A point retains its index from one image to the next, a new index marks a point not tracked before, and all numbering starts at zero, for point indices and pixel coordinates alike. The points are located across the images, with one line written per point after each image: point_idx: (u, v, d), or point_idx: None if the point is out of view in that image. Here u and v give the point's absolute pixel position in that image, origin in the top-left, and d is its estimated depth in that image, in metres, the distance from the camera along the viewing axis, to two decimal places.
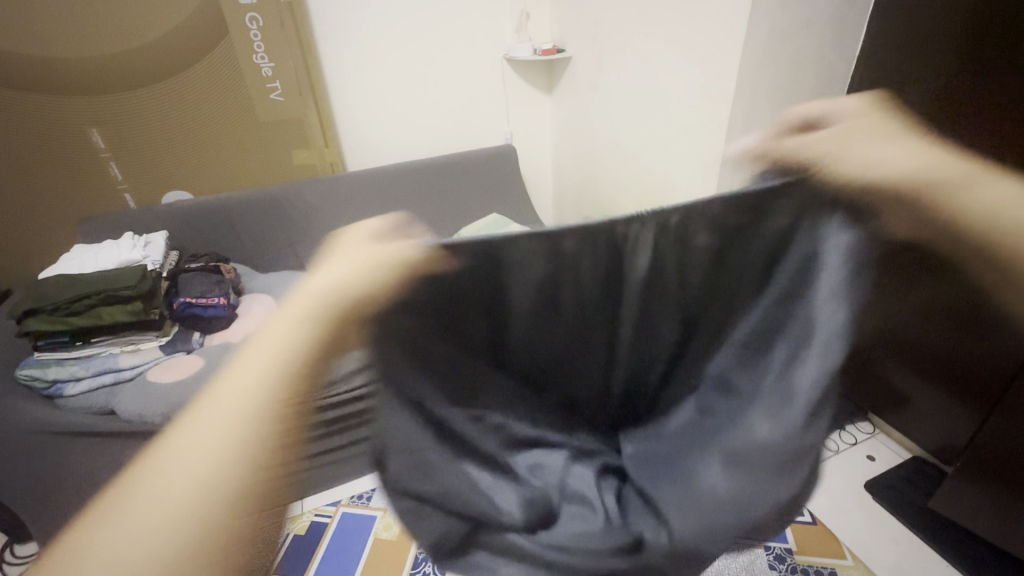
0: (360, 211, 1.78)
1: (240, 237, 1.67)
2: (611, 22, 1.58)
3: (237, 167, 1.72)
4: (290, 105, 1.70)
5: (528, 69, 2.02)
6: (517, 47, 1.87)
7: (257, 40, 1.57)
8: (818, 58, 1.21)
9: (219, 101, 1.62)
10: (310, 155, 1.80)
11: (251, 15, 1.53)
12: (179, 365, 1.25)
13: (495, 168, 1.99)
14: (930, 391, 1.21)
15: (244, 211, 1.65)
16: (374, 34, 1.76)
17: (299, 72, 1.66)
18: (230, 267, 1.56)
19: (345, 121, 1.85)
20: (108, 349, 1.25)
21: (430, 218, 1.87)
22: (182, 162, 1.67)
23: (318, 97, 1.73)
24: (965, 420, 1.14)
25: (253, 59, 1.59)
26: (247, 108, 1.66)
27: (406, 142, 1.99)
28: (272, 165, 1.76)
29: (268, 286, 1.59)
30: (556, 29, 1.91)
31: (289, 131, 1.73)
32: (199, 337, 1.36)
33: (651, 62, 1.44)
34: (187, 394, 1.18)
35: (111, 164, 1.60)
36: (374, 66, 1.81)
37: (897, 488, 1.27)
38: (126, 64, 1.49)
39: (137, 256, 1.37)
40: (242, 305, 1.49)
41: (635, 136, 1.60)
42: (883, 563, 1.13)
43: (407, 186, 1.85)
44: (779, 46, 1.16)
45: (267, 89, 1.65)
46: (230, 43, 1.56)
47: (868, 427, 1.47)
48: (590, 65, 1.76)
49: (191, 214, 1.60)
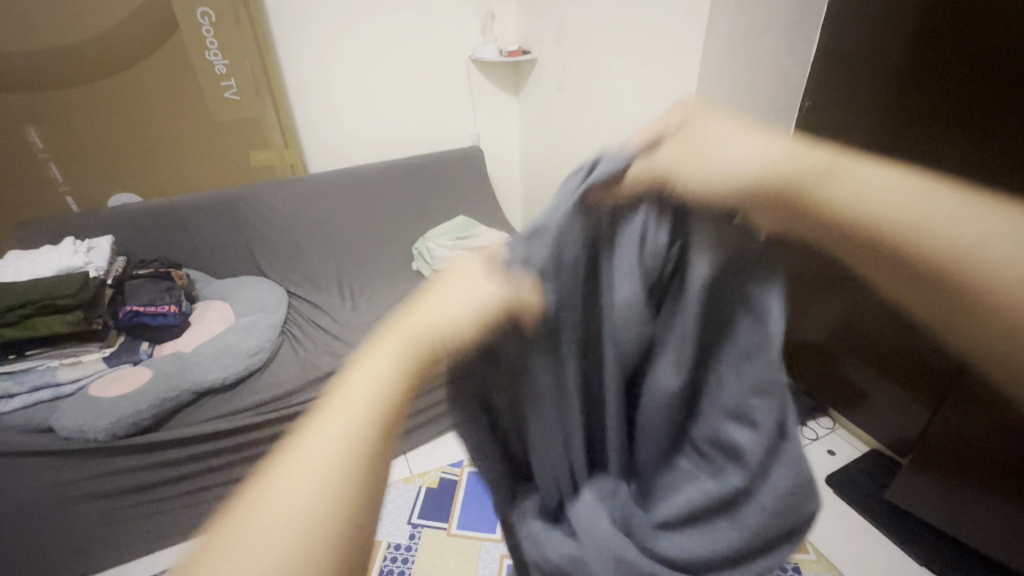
0: (322, 214, 1.73)
1: (194, 242, 1.60)
2: (575, 25, 1.59)
3: (190, 168, 1.65)
4: (246, 104, 1.63)
5: (494, 70, 2.01)
6: (483, 48, 1.85)
7: (210, 36, 1.51)
8: (775, 64, 1.24)
9: (168, 99, 1.54)
10: (269, 157, 1.73)
11: (202, 10, 1.47)
12: (125, 377, 1.18)
13: (462, 169, 1.97)
14: (885, 385, 1.24)
15: (199, 215, 1.59)
16: (335, 31, 1.71)
17: (255, 70, 1.60)
18: (182, 274, 1.49)
19: (304, 121, 1.80)
20: (45, 362, 1.18)
21: (395, 220, 1.84)
22: (129, 164, 1.58)
23: (276, 96, 1.67)
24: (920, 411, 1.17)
25: (205, 56, 1.53)
26: (199, 107, 1.59)
27: (371, 143, 1.95)
28: (228, 167, 1.69)
29: (225, 293, 1.53)
30: (521, 31, 1.90)
31: (245, 131, 1.66)
32: (148, 347, 1.29)
33: (615, 65, 1.45)
34: (134, 408, 1.11)
35: (50, 165, 1.50)
36: (336, 64, 1.76)
37: (855, 481, 1.31)
38: (67, 59, 1.40)
39: (79, 262, 1.29)
40: (196, 313, 1.43)
41: (600, 138, 1.62)
42: (845, 557, 1.16)
43: (369, 188, 1.81)
44: (738, 51, 1.18)
45: (221, 88, 1.58)
46: (180, 39, 1.49)
47: (828, 422, 1.51)
48: (555, 67, 1.76)
49: (140, 217, 1.52)
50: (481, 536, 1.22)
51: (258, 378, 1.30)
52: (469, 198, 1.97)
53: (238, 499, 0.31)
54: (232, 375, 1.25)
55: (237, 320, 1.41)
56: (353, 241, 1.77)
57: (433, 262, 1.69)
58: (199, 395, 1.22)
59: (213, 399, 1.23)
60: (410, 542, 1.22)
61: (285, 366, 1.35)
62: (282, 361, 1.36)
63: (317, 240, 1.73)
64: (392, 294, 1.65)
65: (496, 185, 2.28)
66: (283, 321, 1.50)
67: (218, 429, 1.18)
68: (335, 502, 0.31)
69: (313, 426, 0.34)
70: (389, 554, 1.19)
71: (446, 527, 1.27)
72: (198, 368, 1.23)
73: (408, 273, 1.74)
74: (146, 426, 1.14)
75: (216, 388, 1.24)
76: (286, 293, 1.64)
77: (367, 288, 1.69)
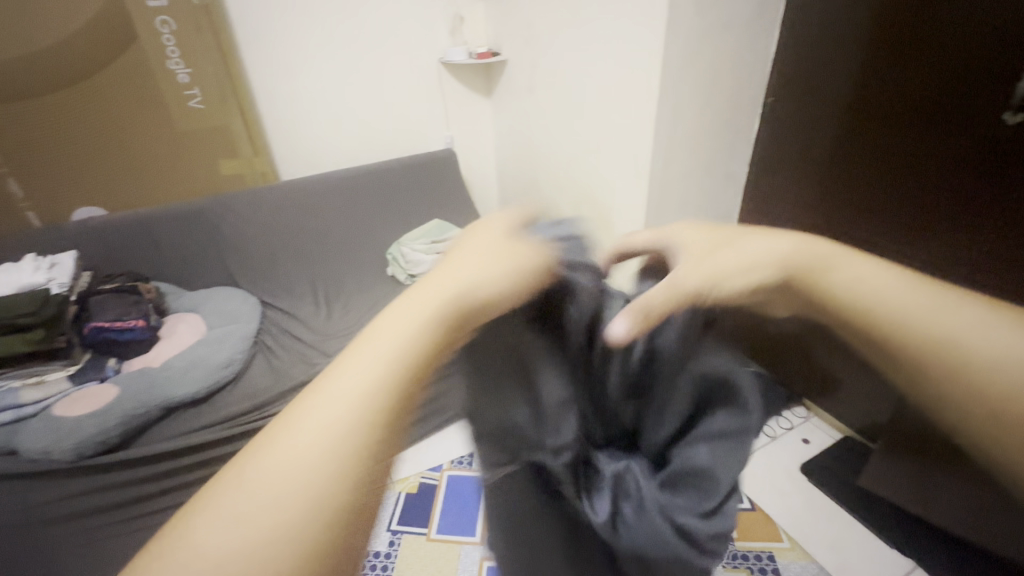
0: (294, 222, 1.72)
1: (162, 254, 1.57)
2: (542, 26, 1.59)
3: (156, 179, 1.62)
4: (211, 113, 1.61)
5: (464, 73, 2.00)
6: (452, 51, 1.85)
7: (170, 45, 1.49)
8: (734, 61, 1.26)
9: (130, 109, 1.51)
10: (238, 166, 1.72)
11: (161, 18, 1.45)
12: (90, 396, 1.16)
13: (436, 172, 1.97)
14: (856, 374, 1.27)
15: (166, 226, 1.56)
16: (301, 36, 1.70)
17: (219, 79, 1.58)
18: (151, 287, 1.46)
19: (274, 129, 1.78)
20: (7, 383, 1.15)
21: (369, 226, 1.83)
22: (91, 178, 1.55)
23: (243, 104, 1.65)
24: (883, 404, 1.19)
25: (167, 65, 1.50)
26: (163, 117, 1.56)
27: (343, 148, 1.94)
28: (196, 177, 1.67)
29: (196, 305, 1.50)
30: (490, 32, 1.90)
31: (212, 140, 1.64)
32: (115, 363, 1.26)
33: (581, 65, 1.46)
34: (100, 427, 1.09)
35: (9, 180, 1.47)
36: (303, 70, 1.75)
37: (828, 468, 1.34)
38: (21, 71, 1.36)
39: (40, 279, 1.26)
40: (165, 326, 1.40)
41: (570, 138, 1.63)
42: (817, 543, 1.18)
43: (342, 194, 1.79)
44: (695, 51, 1.20)
45: (185, 97, 1.56)
46: (140, 48, 1.46)
47: (803, 411, 1.53)
48: (525, 69, 1.77)
49: (105, 231, 1.49)
50: (460, 539, 1.22)
51: (231, 390, 1.28)
52: (444, 201, 1.97)
53: (266, 431, 0.32)
54: (203, 389, 1.23)
55: (208, 332, 1.39)
56: (327, 248, 1.75)
57: (408, 267, 1.68)
58: (168, 410, 1.20)
59: (183, 415, 1.21)
60: (390, 549, 1.21)
61: (259, 377, 1.33)
62: (255, 372, 1.35)
63: (290, 248, 1.71)
64: (368, 300, 1.64)
65: (472, 186, 2.28)
66: (257, 331, 1.49)
67: (189, 444, 1.16)
68: (358, 418, 0.31)
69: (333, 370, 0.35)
70: (369, 563, 1.19)
71: (426, 532, 1.26)
72: (168, 383, 1.21)
73: (384, 279, 1.73)
74: (115, 444, 1.11)
75: (187, 403, 1.22)
76: (260, 303, 1.62)
77: (342, 295, 1.67)
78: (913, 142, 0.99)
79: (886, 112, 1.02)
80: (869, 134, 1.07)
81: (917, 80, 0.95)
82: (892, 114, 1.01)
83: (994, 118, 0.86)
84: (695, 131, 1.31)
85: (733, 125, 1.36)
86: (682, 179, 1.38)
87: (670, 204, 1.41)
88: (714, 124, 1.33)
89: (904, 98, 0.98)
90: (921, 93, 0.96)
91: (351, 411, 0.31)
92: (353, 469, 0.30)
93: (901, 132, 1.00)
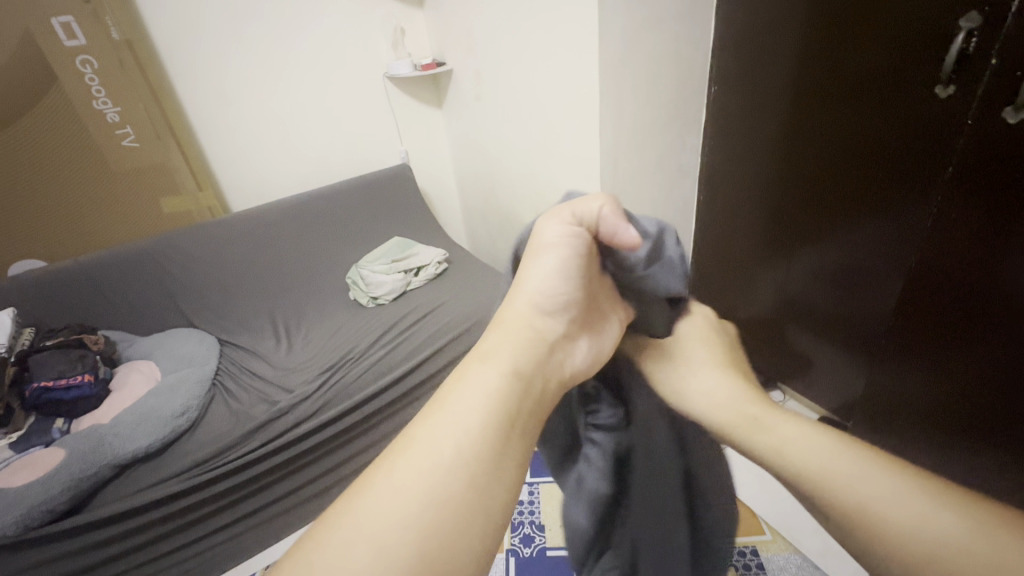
0: (245, 255, 1.66)
1: (110, 302, 1.51)
2: (480, 34, 1.57)
3: (94, 226, 1.55)
4: (147, 150, 1.54)
5: (412, 85, 1.97)
6: (397, 65, 1.81)
7: (95, 84, 1.42)
8: (675, 54, 1.27)
9: (58, 152, 1.44)
10: (183, 202, 1.65)
11: (82, 57, 1.39)
12: (34, 461, 1.10)
13: (392, 190, 1.94)
14: (832, 353, 1.27)
15: (113, 272, 1.49)
16: (236, 66, 1.65)
17: (151, 114, 1.51)
18: (99, 337, 1.40)
19: (218, 159, 1.73)
20: None
21: (326, 249, 1.79)
22: (28, 229, 1.47)
23: (180, 137, 1.59)
24: (878, 379, 1.16)
25: (94, 105, 1.44)
26: (95, 159, 1.49)
27: (295, 175, 1.90)
28: (139, 217, 1.60)
29: (150, 350, 1.45)
30: (433, 43, 1.87)
31: (152, 178, 1.58)
32: (63, 424, 1.21)
33: (523, 73, 1.44)
34: (46, 494, 1.03)
35: None
36: (243, 98, 1.70)
37: None
38: None
39: None
40: (117, 377, 1.34)
41: (522, 143, 1.61)
42: (801, 530, 1.15)
43: (296, 220, 1.74)
44: (631, 48, 1.19)
45: (117, 136, 1.49)
46: (63, 90, 1.40)
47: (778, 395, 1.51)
48: (470, 78, 1.75)
49: (42, 285, 1.41)
50: None
51: (188, 439, 1.24)
52: (402, 218, 1.93)
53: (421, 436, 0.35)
54: (156, 441, 1.18)
55: (162, 378, 1.33)
56: (286, 278, 1.71)
57: (370, 290, 1.65)
58: (122, 468, 1.15)
59: (137, 471, 1.15)
60: (531, 497, 1.23)
61: (218, 422, 1.28)
62: (214, 417, 1.31)
63: (246, 282, 1.66)
64: (330, 329, 1.60)
65: (434, 200, 2.25)
66: (214, 373, 1.44)
67: (144, 501, 1.09)
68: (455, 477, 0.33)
69: (463, 379, 0.38)
70: None
71: None
72: (117, 440, 1.15)
73: (346, 303, 1.70)
74: (64, 511, 1.05)
75: (140, 458, 1.16)
76: (217, 341, 1.57)
77: (303, 325, 1.64)
78: (869, 126, 0.99)
79: (817, 93, 1.06)
80: (821, 111, 1.07)
81: (854, 60, 0.97)
82: (820, 96, 1.06)
83: (928, 93, 0.88)
84: (640, 128, 1.31)
85: (679, 119, 1.37)
86: (634, 177, 1.38)
87: (625, 201, 1.39)
88: (661, 119, 1.34)
89: (844, 77, 1.00)
90: (860, 72, 0.97)
91: (444, 465, 0.33)
92: (475, 546, 0.31)
93: (839, 111, 1.03)
